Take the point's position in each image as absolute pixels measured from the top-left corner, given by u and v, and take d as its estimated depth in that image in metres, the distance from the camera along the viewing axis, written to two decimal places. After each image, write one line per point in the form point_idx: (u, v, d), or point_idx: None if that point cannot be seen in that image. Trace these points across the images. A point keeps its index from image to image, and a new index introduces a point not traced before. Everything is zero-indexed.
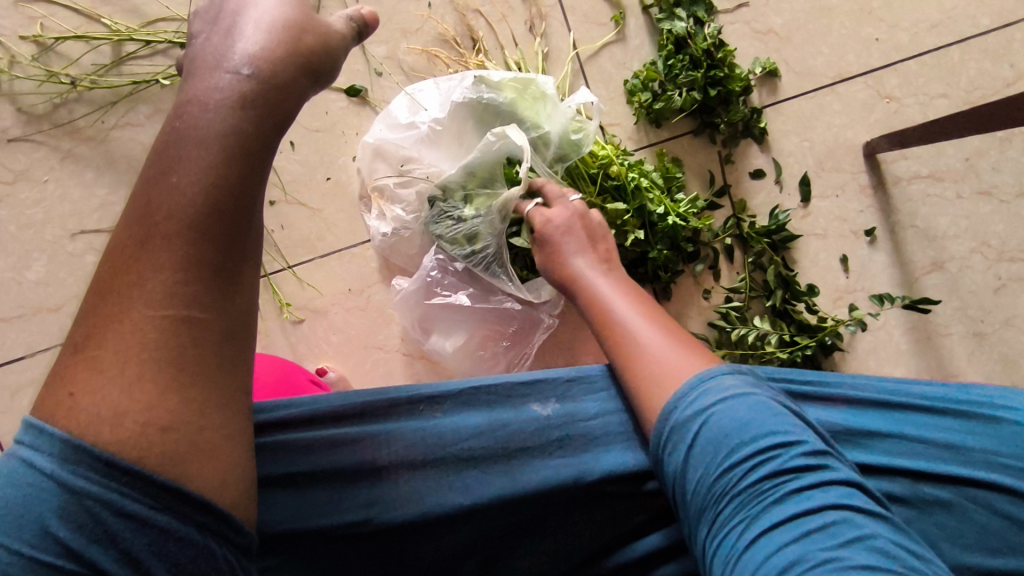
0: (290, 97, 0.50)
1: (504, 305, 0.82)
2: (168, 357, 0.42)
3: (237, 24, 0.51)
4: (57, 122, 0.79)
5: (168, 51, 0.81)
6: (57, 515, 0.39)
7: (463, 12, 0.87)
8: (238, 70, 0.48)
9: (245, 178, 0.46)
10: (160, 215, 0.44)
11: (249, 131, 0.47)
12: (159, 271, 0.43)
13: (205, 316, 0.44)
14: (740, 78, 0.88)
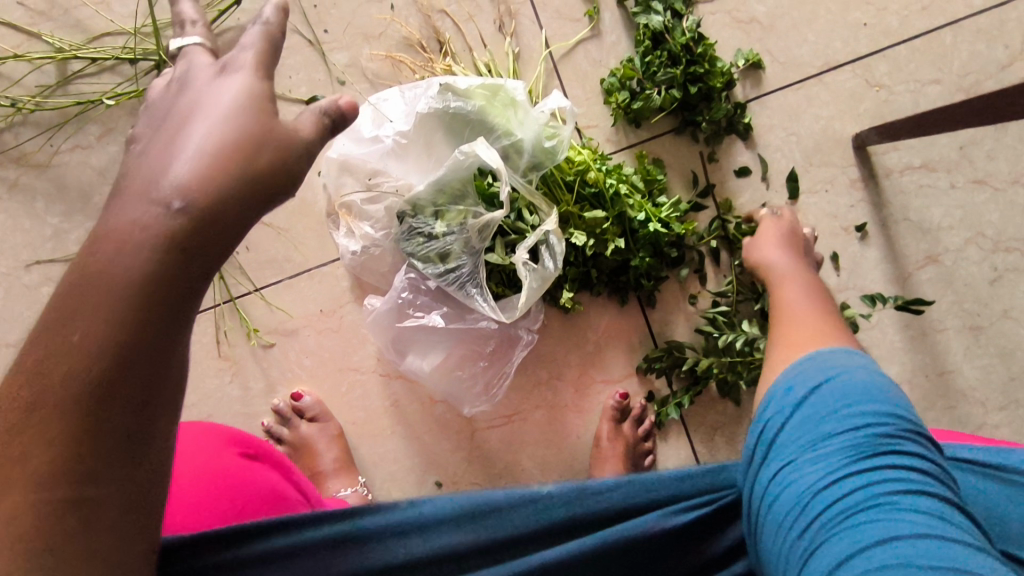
0: (227, 226, 0.38)
1: (480, 324, 0.79)
2: (50, 547, 0.34)
3: (182, 132, 0.39)
4: (3, 148, 0.75)
5: (115, 67, 0.76)
6: None
7: (427, 14, 0.83)
8: (167, 202, 0.37)
9: (162, 337, 0.36)
10: (49, 377, 0.34)
11: (174, 276, 0.36)
12: (52, 446, 0.34)
13: (103, 496, 0.35)
14: (721, 73, 0.84)
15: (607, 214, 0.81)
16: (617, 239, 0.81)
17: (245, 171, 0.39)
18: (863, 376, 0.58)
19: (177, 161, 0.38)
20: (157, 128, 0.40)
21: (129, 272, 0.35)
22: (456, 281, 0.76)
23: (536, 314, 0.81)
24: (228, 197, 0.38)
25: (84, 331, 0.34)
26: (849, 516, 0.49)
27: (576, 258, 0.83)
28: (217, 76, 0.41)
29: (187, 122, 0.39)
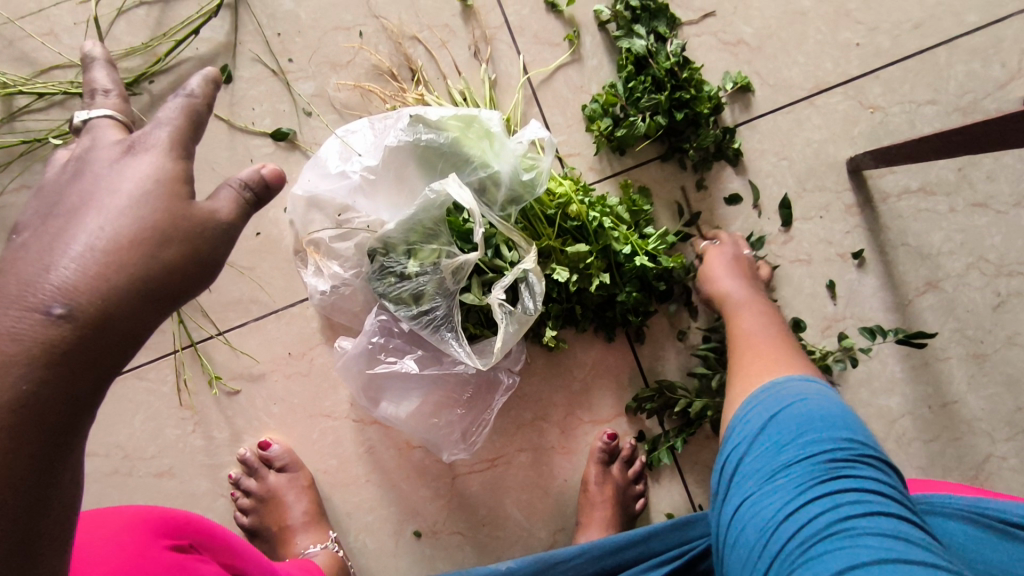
0: (122, 319, 0.37)
1: (457, 368, 0.74)
2: None
3: (72, 227, 0.37)
4: None
5: (65, 102, 0.72)
6: None
7: (398, 41, 0.79)
8: (50, 309, 0.35)
9: (40, 457, 0.34)
10: None
11: (54, 394, 0.34)
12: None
13: None
14: (708, 98, 0.80)
15: (590, 248, 0.76)
16: (601, 274, 0.76)
17: (150, 256, 0.38)
18: (825, 399, 0.55)
19: (73, 252, 0.36)
20: (55, 207, 0.38)
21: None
22: (432, 324, 0.71)
23: (517, 356, 0.77)
24: (123, 293, 0.37)
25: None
26: (813, 545, 0.46)
27: (559, 294, 0.78)
28: (126, 154, 0.40)
29: (90, 216, 0.38)
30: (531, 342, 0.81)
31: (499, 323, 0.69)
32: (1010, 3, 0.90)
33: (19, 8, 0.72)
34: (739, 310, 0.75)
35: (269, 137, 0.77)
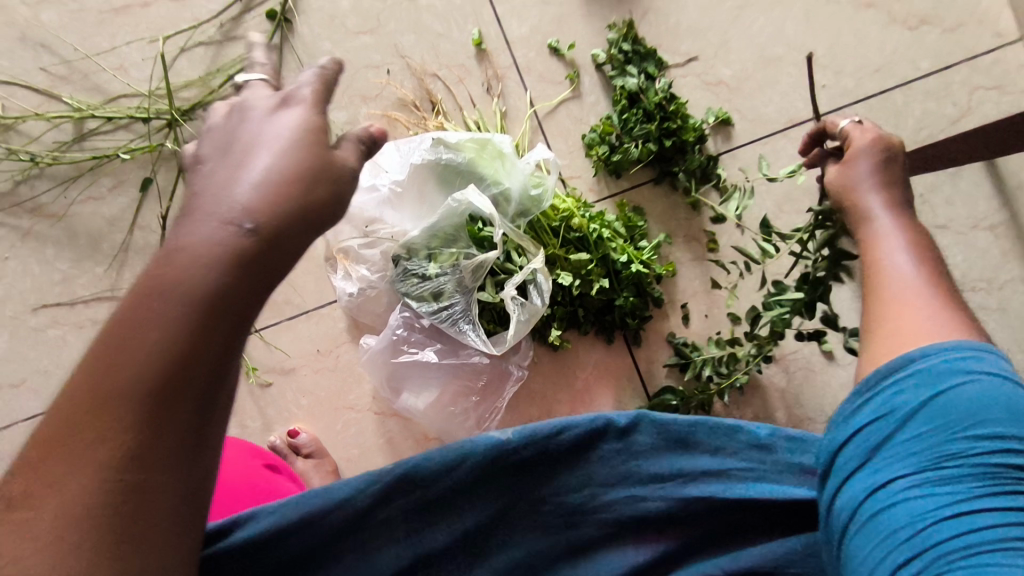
0: (287, 241, 0.43)
1: (472, 359, 0.82)
2: (116, 524, 0.38)
3: (249, 155, 0.44)
4: (19, 199, 0.80)
5: (130, 126, 0.82)
6: None
7: (420, 77, 0.90)
8: (239, 223, 0.41)
9: (225, 342, 0.41)
10: (121, 371, 0.38)
11: (236, 291, 0.41)
12: (123, 431, 0.38)
13: (163, 481, 0.39)
14: (693, 128, 0.91)
15: (591, 256, 0.86)
16: (601, 279, 0.85)
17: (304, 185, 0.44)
18: (996, 383, 0.46)
19: (248, 180, 0.43)
20: (229, 147, 0.46)
21: (188, 285, 0.40)
22: (452, 319, 0.79)
23: (526, 351, 0.84)
24: (291, 217, 0.43)
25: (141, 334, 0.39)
26: (974, 557, 0.41)
27: (563, 298, 0.87)
28: (280, 106, 0.47)
29: (256, 152, 0.44)
30: (537, 343, 0.88)
31: (512, 317, 0.77)
32: (958, 52, 1.03)
33: (93, 44, 0.81)
34: (876, 242, 0.56)
35: None
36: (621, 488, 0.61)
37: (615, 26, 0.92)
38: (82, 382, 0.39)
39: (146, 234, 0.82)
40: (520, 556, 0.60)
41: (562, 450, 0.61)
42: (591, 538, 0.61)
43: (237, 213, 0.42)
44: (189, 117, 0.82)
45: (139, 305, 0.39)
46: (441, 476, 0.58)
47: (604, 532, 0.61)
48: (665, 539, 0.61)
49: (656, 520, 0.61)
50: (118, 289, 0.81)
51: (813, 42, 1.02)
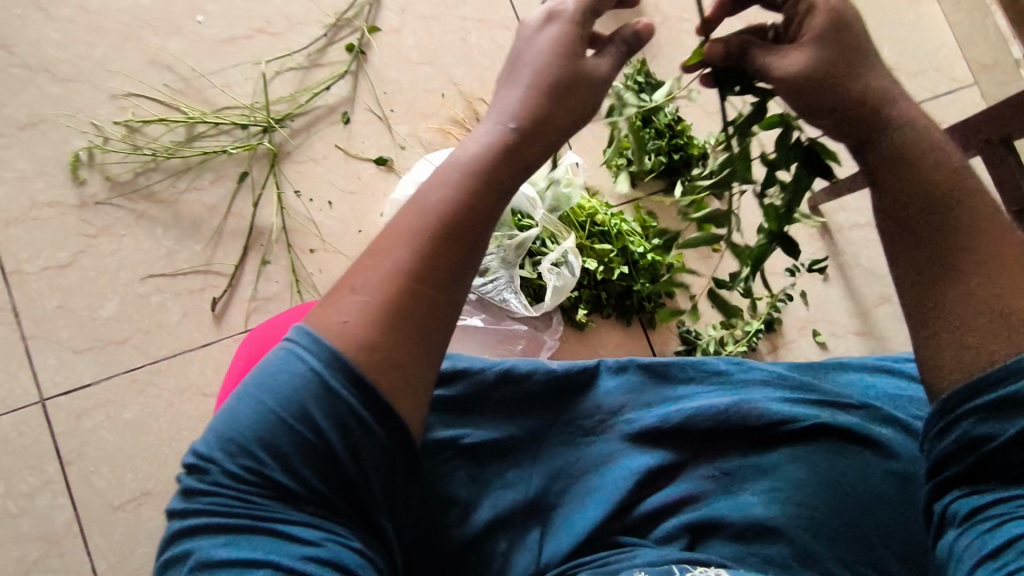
0: (545, 138, 0.55)
1: (513, 326, 0.97)
2: (403, 318, 0.47)
3: (522, 64, 0.56)
4: (136, 187, 0.95)
5: (232, 131, 0.99)
6: (317, 401, 0.44)
7: (470, 101, 1.05)
8: (502, 124, 0.54)
9: (492, 201, 0.51)
10: (423, 206, 0.50)
11: (500, 165, 0.52)
12: (422, 247, 0.49)
13: (440, 298, 0.49)
14: (697, 146, 1.08)
15: (613, 247, 1.00)
16: (621, 266, 1.00)
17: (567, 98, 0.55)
18: None
19: (523, 89, 0.55)
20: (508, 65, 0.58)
21: (477, 156, 0.52)
22: (498, 290, 0.94)
23: (557, 325, 0.99)
24: (553, 116, 0.55)
25: (441, 184, 0.51)
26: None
27: (588, 282, 1.01)
28: (546, 21, 0.57)
29: (522, 68, 0.56)
30: (564, 324, 1.01)
31: (550, 285, 0.94)
32: (919, 93, 1.21)
33: (207, 66, 0.99)
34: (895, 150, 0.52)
35: (372, 161, 1.01)
36: (630, 413, 0.71)
37: (632, 64, 1.14)
38: (404, 212, 0.50)
39: (238, 219, 0.97)
40: (561, 463, 0.67)
41: (580, 379, 0.72)
42: (612, 450, 0.68)
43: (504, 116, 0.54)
44: (282, 124, 0.99)
45: (447, 168, 0.52)
46: (521, 382, 0.69)
47: (625, 444, 0.68)
48: (673, 451, 0.68)
49: (669, 432, 0.69)
50: (212, 264, 0.96)
51: None
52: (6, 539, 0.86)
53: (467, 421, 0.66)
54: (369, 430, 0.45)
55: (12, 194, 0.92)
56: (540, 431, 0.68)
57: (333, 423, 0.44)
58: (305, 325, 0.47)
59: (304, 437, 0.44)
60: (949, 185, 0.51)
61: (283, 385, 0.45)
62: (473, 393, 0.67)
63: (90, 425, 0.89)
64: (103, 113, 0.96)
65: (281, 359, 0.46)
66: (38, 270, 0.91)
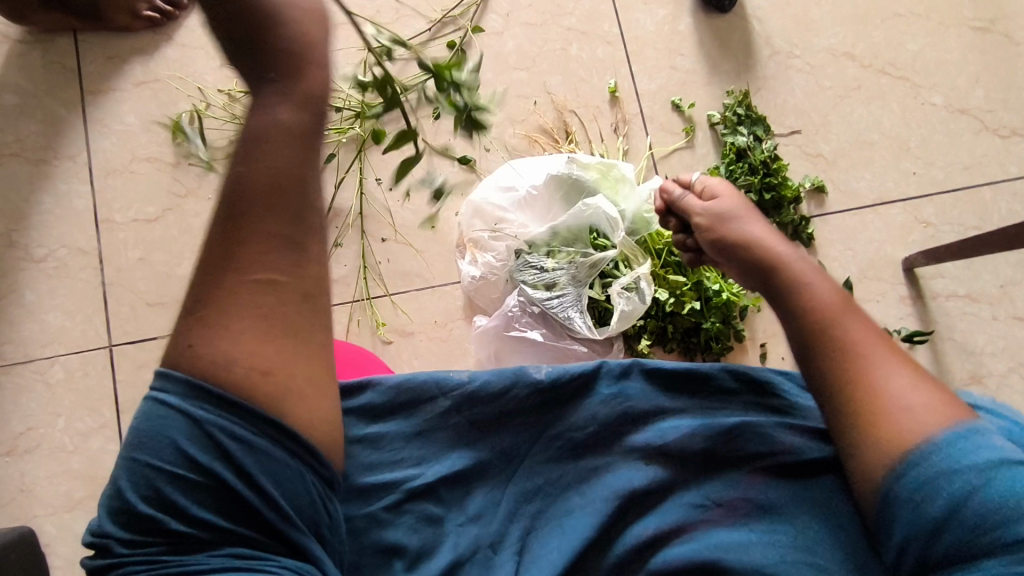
0: (307, 76, 0.52)
1: (572, 347, 0.93)
2: (264, 318, 0.48)
3: (266, 30, 0.51)
4: (229, 155, 0.97)
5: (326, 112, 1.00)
6: (186, 436, 0.45)
7: (561, 111, 1.07)
8: (266, 80, 0.51)
9: (300, 165, 0.51)
10: (241, 199, 0.49)
11: (294, 122, 0.51)
12: (250, 240, 0.49)
13: (287, 280, 0.49)
14: (791, 188, 1.04)
15: (686, 279, 0.96)
16: (693, 301, 0.96)
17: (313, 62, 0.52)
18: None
19: (276, 61, 0.51)
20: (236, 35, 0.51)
21: (278, 122, 0.50)
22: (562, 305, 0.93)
23: (617, 351, 0.95)
24: (308, 72, 0.52)
25: (246, 170, 0.49)
26: None
27: (656, 312, 0.97)
28: None
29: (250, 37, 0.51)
30: (624, 352, 0.97)
31: (617, 309, 0.91)
32: None
33: None
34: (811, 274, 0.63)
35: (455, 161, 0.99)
36: (623, 428, 0.64)
37: (733, 93, 1.09)
38: (218, 224, 0.49)
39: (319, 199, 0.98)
40: (535, 484, 0.62)
41: (569, 390, 0.65)
42: (598, 471, 0.63)
43: (272, 85, 0.51)
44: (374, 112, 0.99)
45: (247, 150, 0.50)
46: (491, 399, 0.64)
47: (614, 463, 0.63)
48: (664, 473, 0.62)
49: (662, 457, 0.62)
50: None
51: (907, 132, 1.13)
52: (57, 473, 0.88)
53: (421, 457, 0.62)
54: (270, 457, 0.46)
55: (117, 146, 0.97)
56: (511, 454, 0.63)
57: (211, 454, 0.45)
58: (167, 370, 0.47)
59: (184, 474, 0.45)
60: (812, 308, 0.59)
61: (151, 433, 0.46)
62: (439, 416, 0.64)
63: (149, 376, 0.91)
64: (210, 79, 0.99)
65: (146, 413, 0.46)
66: (127, 221, 0.95)
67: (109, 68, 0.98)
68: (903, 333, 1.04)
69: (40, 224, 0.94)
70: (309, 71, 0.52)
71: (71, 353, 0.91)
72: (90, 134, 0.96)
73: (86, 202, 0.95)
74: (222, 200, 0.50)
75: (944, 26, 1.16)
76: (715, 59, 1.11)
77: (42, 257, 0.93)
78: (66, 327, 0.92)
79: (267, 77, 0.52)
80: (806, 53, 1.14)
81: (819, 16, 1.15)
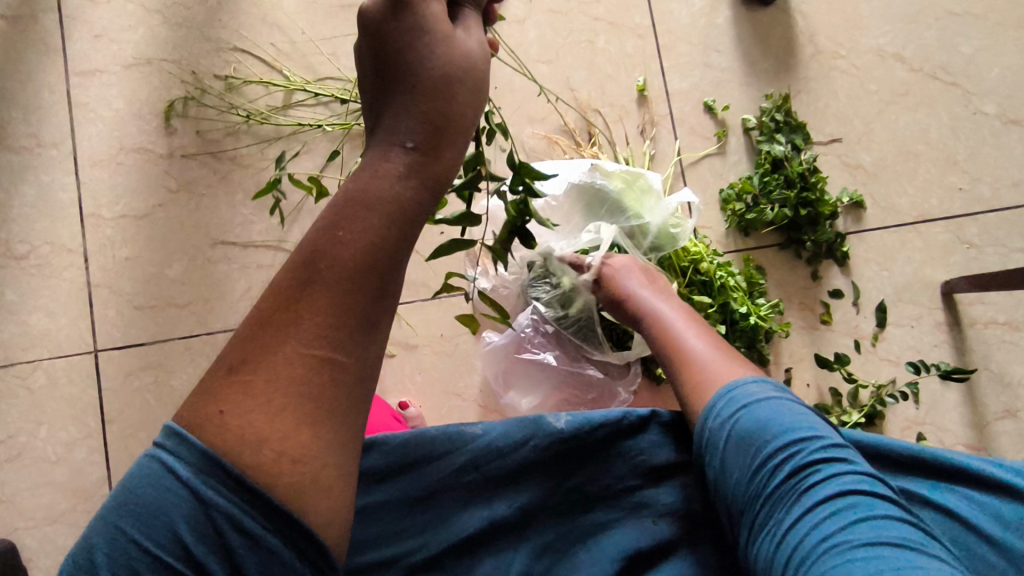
0: (449, 143, 0.45)
1: (586, 372, 0.88)
2: (308, 396, 0.42)
3: (411, 70, 0.45)
4: (225, 148, 0.90)
5: (330, 104, 0.92)
6: (186, 522, 0.40)
7: (585, 111, 1.00)
8: (401, 142, 0.44)
9: (399, 238, 0.44)
10: (323, 262, 0.42)
11: (411, 197, 0.44)
12: (315, 311, 0.42)
13: (347, 360, 0.43)
14: (829, 204, 0.97)
15: (712, 300, 0.90)
16: (718, 324, 0.89)
17: (456, 130, 0.46)
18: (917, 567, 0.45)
19: (414, 111, 0.45)
20: (373, 62, 0.46)
21: (385, 188, 0.43)
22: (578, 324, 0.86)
23: (634, 375, 0.88)
24: (447, 138, 0.45)
25: (348, 230, 0.43)
26: None
27: None
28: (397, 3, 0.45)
29: (399, 73, 0.45)
30: (641, 374, 0.90)
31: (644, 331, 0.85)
32: None
33: (317, 31, 0.92)
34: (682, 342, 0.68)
35: None
36: (640, 481, 0.62)
37: (771, 97, 1.01)
38: (287, 276, 0.43)
39: None
40: (547, 540, 0.60)
41: (591, 444, 0.62)
42: (601, 533, 0.61)
43: (401, 132, 0.44)
44: None
45: (345, 207, 0.43)
46: (509, 453, 0.61)
47: (613, 524, 0.61)
48: (657, 534, 0.61)
49: (671, 517, 0.62)
50: (285, 243, 0.90)
51: (955, 144, 1.04)
52: (38, 484, 0.84)
53: (424, 525, 0.59)
54: (277, 560, 0.41)
55: (105, 134, 0.89)
56: (527, 513, 0.61)
57: (206, 548, 0.40)
58: (175, 429, 0.41)
59: (173, 565, 0.40)
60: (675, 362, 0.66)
61: (147, 510, 0.40)
62: (449, 474, 0.60)
63: (136, 385, 0.86)
64: (206, 64, 0.91)
65: (146, 476, 0.40)
66: (114, 217, 0.88)
67: (97, 48, 0.90)
68: (940, 368, 0.97)
69: (22, 217, 0.87)
70: (452, 137, 0.45)
71: (54, 357, 0.86)
72: (75, 120, 0.89)
73: (71, 195, 0.88)
74: (297, 250, 0.43)
75: (1004, 28, 1.06)
76: (753, 57, 1.03)
77: (23, 253, 0.87)
78: (49, 329, 0.86)
79: (390, 121, 0.45)
80: (852, 53, 1.05)
81: (868, 12, 1.06)
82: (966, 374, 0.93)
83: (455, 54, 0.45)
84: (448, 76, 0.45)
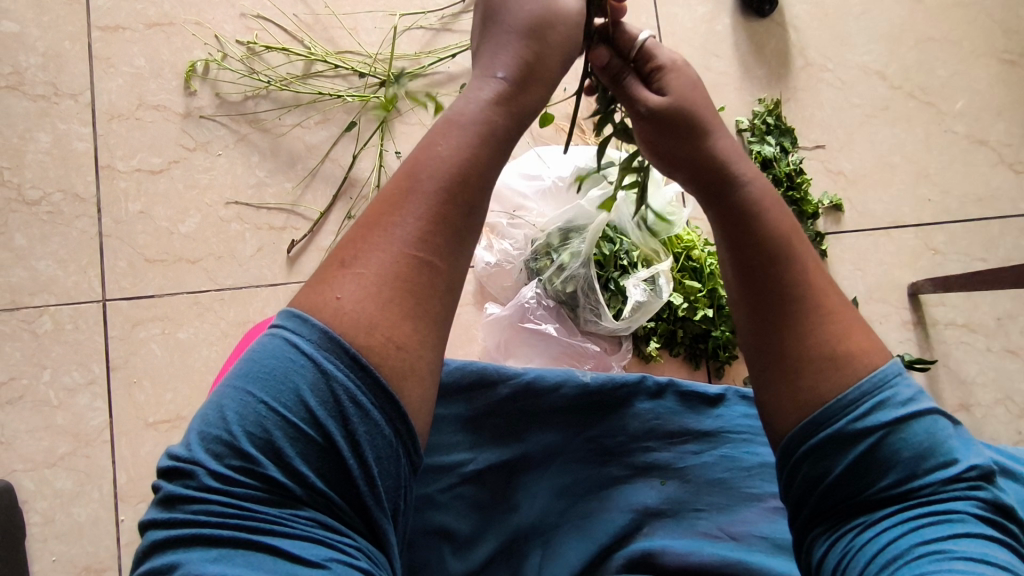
0: (536, 85, 0.54)
1: (583, 344, 0.93)
2: (408, 286, 0.45)
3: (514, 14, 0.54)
4: (243, 111, 0.93)
5: (349, 77, 0.95)
6: (309, 387, 0.42)
7: None
8: (494, 75, 0.52)
9: (490, 163, 0.49)
10: (423, 173, 0.47)
11: (498, 126, 0.51)
12: (417, 214, 0.46)
13: (438, 264, 0.47)
14: (812, 203, 1.05)
15: (702, 286, 0.94)
16: (706, 308, 0.94)
17: (545, 78, 0.54)
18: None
19: (516, 58, 0.53)
20: (481, 31, 0.56)
21: (474, 112, 0.50)
22: (574, 297, 0.92)
23: (626, 351, 0.94)
24: (528, 95, 0.53)
25: (444, 146, 0.48)
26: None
27: (668, 315, 0.95)
28: None
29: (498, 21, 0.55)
30: (632, 352, 0.96)
31: (632, 299, 0.89)
32: None
33: (340, 5, 0.95)
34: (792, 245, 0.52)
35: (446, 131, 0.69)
36: (654, 442, 0.72)
37: (764, 101, 1.09)
38: (391, 187, 0.48)
39: (335, 166, 0.93)
40: (566, 482, 0.70)
41: (618, 395, 0.73)
42: (619, 475, 0.71)
43: (492, 68, 0.53)
44: (400, 82, 0.95)
45: (441, 131, 0.49)
46: (546, 394, 0.72)
47: (628, 472, 0.71)
48: (665, 487, 0.70)
49: (683, 471, 0.71)
50: (298, 206, 0.92)
51: (927, 159, 1.13)
52: (39, 428, 0.85)
53: (472, 443, 0.69)
54: (379, 433, 0.44)
55: (124, 88, 0.91)
56: (553, 450, 0.71)
57: (325, 413, 0.42)
58: (298, 313, 0.44)
59: (297, 426, 0.42)
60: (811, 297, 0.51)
61: (275, 374, 0.43)
62: (487, 409, 0.70)
63: (142, 337, 0.87)
64: (229, 29, 0.93)
65: (268, 350, 0.44)
66: (130, 170, 0.90)
67: (120, 4, 0.92)
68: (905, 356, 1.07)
69: (37, 164, 0.88)
70: (536, 82, 0.54)
71: (61, 304, 0.87)
72: (96, 73, 0.91)
73: (88, 146, 0.90)
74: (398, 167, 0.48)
75: (975, 55, 1.15)
76: (749, 64, 1.10)
77: (36, 199, 0.88)
78: (57, 276, 0.87)
79: (484, 60, 0.54)
80: (838, 67, 1.13)
81: (854, 31, 1.14)
82: (925, 362, 1.04)
83: (536, 14, 0.54)
84: (535, 28, 0.54)
